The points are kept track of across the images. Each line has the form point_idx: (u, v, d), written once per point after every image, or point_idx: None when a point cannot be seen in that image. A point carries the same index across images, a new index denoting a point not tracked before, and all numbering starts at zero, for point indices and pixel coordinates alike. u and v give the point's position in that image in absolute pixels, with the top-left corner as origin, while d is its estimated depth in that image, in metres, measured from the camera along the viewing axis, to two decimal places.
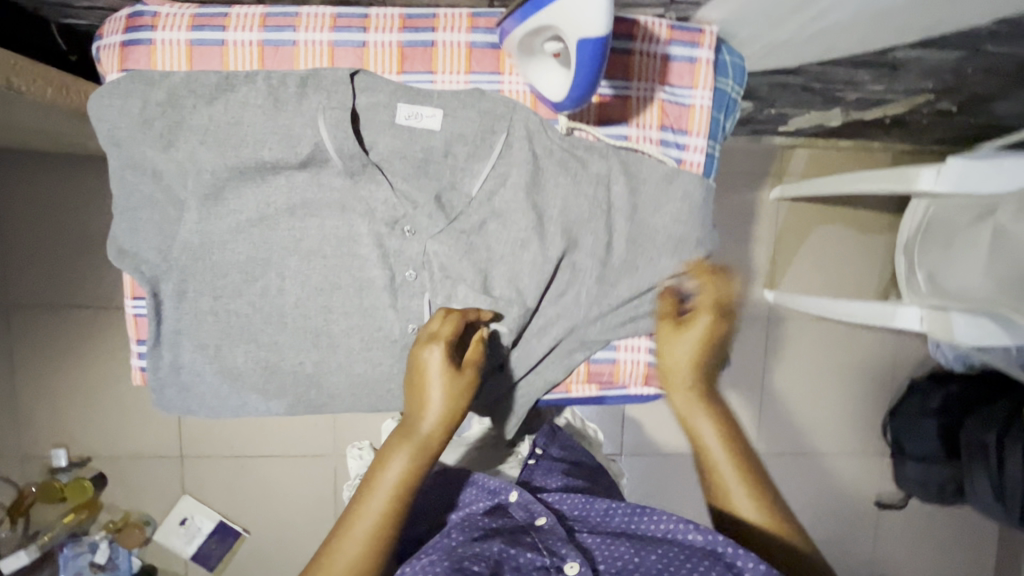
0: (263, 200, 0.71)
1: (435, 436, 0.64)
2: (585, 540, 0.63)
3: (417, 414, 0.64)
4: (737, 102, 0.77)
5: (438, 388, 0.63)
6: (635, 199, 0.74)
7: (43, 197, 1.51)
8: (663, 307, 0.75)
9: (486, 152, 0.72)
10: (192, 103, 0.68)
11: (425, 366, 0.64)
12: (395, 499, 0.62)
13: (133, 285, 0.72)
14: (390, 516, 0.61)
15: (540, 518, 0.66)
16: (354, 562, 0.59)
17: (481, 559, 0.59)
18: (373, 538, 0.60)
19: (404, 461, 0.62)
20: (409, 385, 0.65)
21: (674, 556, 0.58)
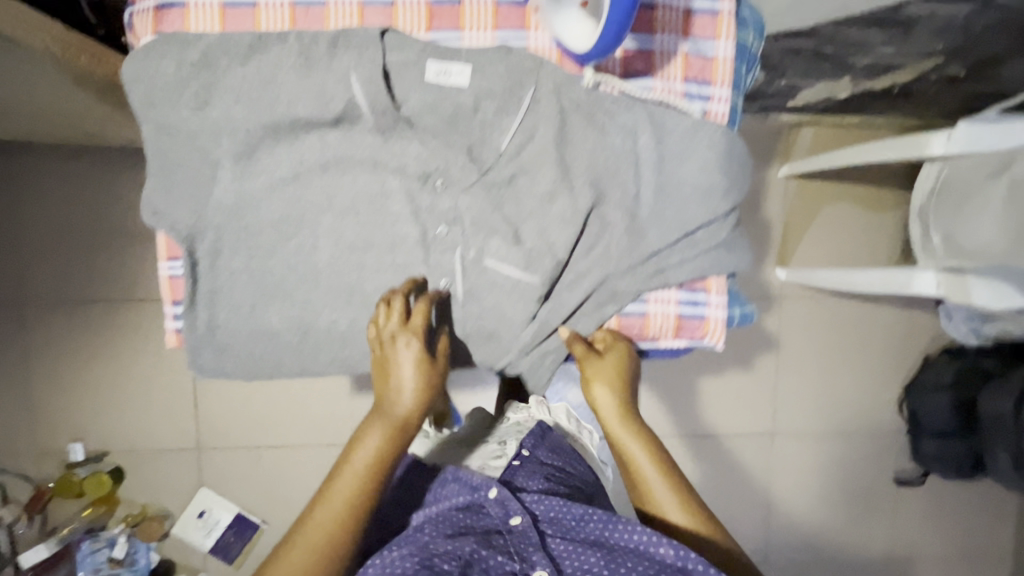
0: (297, 158, 0.72)
1: (410, 418, 0.72)
2: (553, 542, 0.70)
3: (392, 399, 0.71)
4: (756, 56, 0.79)
5: (412, 376, 0.71)
6: (662, 150, 0.75)
7: (57, 190, 1.50)
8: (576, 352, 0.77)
9: (515, 107, 0.73)
10: (226, 63, 0.69)
11: (396, 357, 0.71)
12: (370, 474, 0.69)
13: (170, 243, 0.74)
14: (366, 490, 0.67)
15: (515, 519, 0.72)
16: (332, 530, 0.65)
17: (454, 558, 0.67)
18: (350, 510, 0.66)
19: (379, 440, 0.70)
20: (383, 372, 0.72)
21: (638, 569, 0.64)
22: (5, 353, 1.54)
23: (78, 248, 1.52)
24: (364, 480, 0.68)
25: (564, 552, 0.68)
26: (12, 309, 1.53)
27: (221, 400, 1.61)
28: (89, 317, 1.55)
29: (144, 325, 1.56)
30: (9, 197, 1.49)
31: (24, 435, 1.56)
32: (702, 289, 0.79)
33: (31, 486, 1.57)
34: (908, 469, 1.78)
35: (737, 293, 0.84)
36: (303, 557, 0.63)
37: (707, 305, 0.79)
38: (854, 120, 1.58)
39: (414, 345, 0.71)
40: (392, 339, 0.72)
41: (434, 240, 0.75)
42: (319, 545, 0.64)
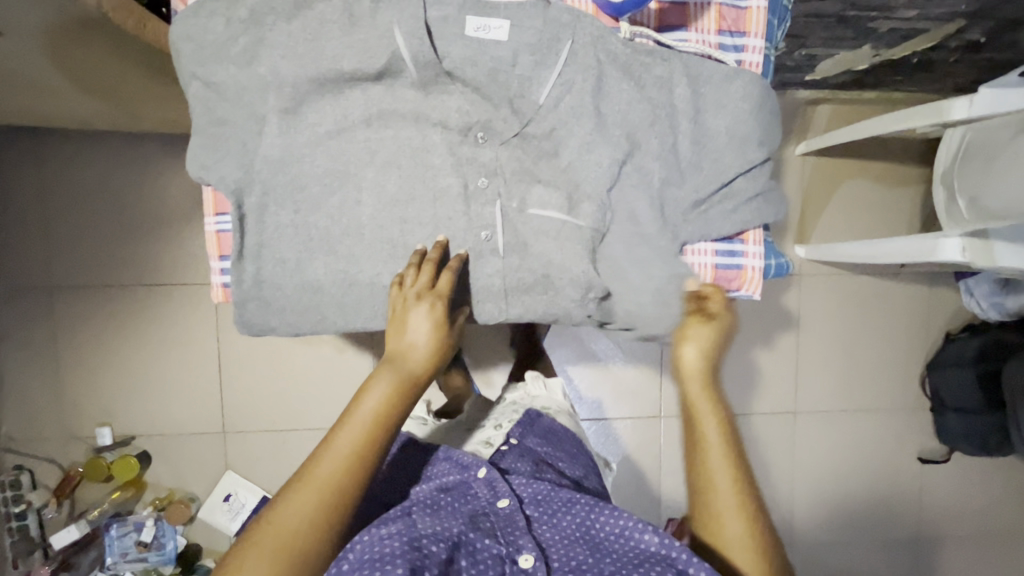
0: (341, 113, 0.74)
1: (418, 374, 0.73)
2: (539, 529, 0.71)
3: (406, 355, 0.73)
4: (787, 9, 0.80)
5: (427, 335, 0.74)
6: (698, 101, 0.76)
7: (88, 175, 1.53)
8: (689, 308, 0.79)
9: (552, 60, 0.74)
10: (272, 20, 0.71)
11: (408, 315, 0.74)
12: (374, 425, 0.70)
13: (217, 199, 0.77)
14: (370, 438, 0.69)
15: (501, 501, 0.75)
16: (337, 474, 0.67)
17: (441, 541, 0.65)
18: (354, 455, 0.68)
19: (386, 392, 0.71)
20: (398, 329, 0.74)
21: (622, 559, 0.64)
22: (35, 339, 1.56)
23: (106, 234, 1.55)
24: (369, 430, 0.69)
25: (549, 535, 0.70)
26: (43, 296, 1.56)
27: (246, 383, 1.62)
28: (118, 302, 1.57)
29: (171, 310, 1.58)
30: (40, 185, 1.53)
31: (53, 421, 1.58)
32: (740, 240, 0.83)
33: (60, 471, 1.58)
34: (932, 446, 1.78)
35: (773, 246, 0.87)
36: (309, 497, 0.65)
37: (744, 254, 0.83)
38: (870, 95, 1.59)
39: (427, 306, 0.73)
40: (407, 298, 0.74)
41: (474, 194, 0.77)
42: (323, 487, 0.66)
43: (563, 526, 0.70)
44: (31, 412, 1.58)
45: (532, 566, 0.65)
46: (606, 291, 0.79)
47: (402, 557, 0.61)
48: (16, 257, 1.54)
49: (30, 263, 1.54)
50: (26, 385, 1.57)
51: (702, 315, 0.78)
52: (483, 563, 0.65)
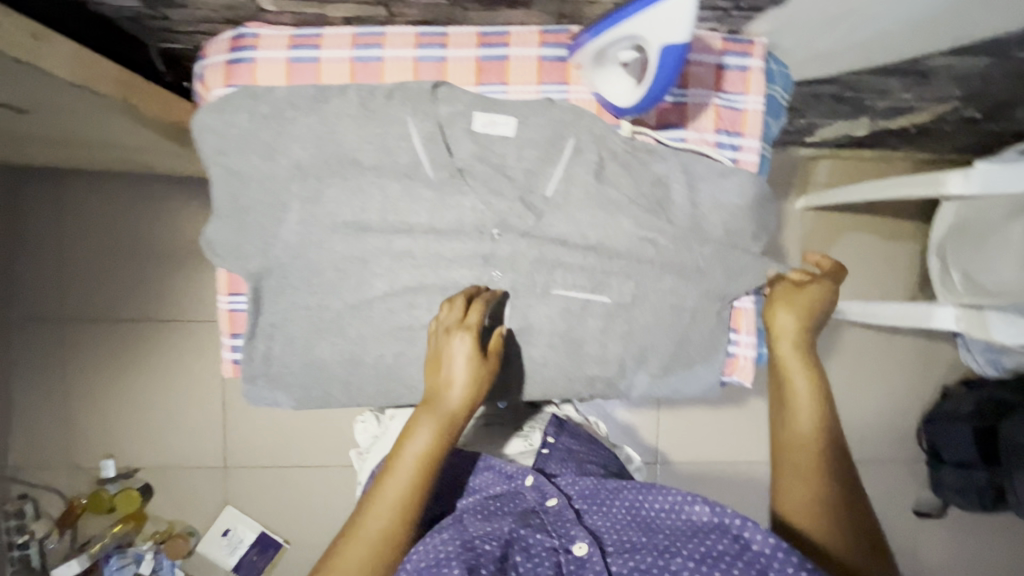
0: (355, 202, 0.77)
1: (459, 413, 0.70)
2: (589, 517, 0.67)
3: (442, 393, 0.71)
4: (783, 106, 0.83)
5: (464, 371, 0.71)
6: (694, 197, 0.79)
7: (101, 216, 1.56)
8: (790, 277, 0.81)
9: (556, 157, 0.78)
10: (292, 114, 0.75)
11: (449, 348, 0.73)
12: (420, 467, 0.67)
13: (231, 279, 0.81)
14: (417, 484, 0.66)
15: (551, 499, 0.69)
16: (389, 523, 0.64)
17: (493, 539, 0.63)
18: (403, 503, 0.65)
19: (430, 435, 0.68)
20: (435, 367, 0.73)
21: (675, 533, 0.61)
22: (46, 367, 1.59)
23: (120, 269, 1.58)
24: (415, 473, 0.66)
25: (603, 523, 0.66)
26: (52, 325, 1.58)
27: (250, 420, 1.65)
28: (127, 335, 1.60)
29: (180, 346, 1.61)
30: (59, 218, 1.56)
31: (61, 450, 1.61)
32: (733, 329, 0.84)
33: (62, 500, 1.60)
34: (928, 499, 1.77)
35: None
36: (363, 549, 0.63)
37: (737, 344, 0.84)
38: (871, 154, 1.62)
39: (468, 338, 0.73)
40: (448, 329, 0.74)
41: (478, 279, 0.80)
42: (377, 537, 0.64)
43: (613, 510, 0.66)
44: (37, 437, 1.61)
45: (586, 555, 0.62)
46: (603, 374, 0.83)
47: (456, 558, 0.59)
48: (29, 288, 1.57)
49: (43, 292, 1.57)
50: (33, 412, 1.60)
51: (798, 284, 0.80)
52: (538, 559, 0.62)
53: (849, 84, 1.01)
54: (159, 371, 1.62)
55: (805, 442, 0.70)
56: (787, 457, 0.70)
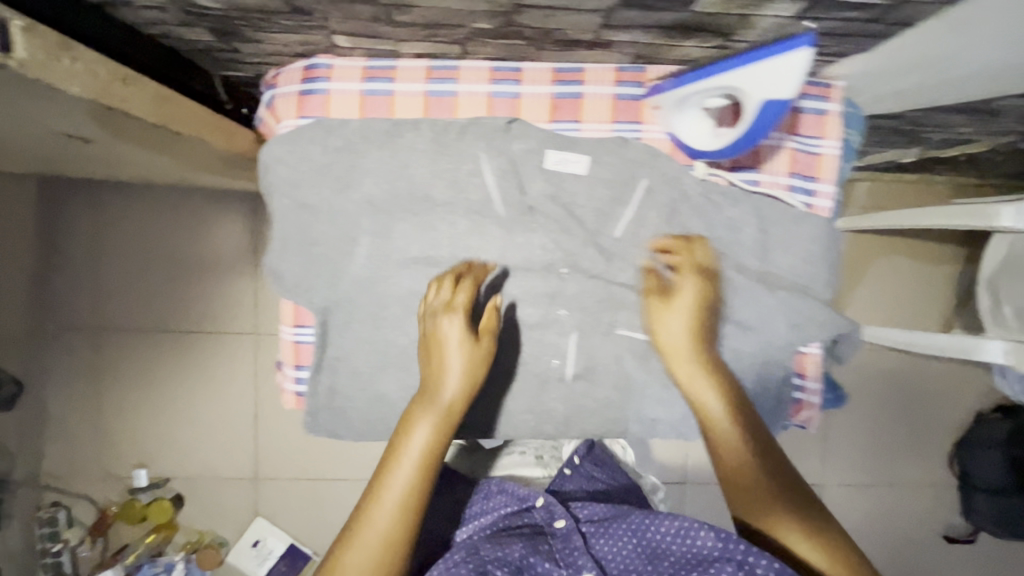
0: (424, 238, 0.76)
1: (456, 402, 0.67)
2: (596, 543, 0.65)
3: (437, 383, 0.68)
4: (855, 150, 0.82)
5: (458, 356, 0.69)
6: (766, 239, 0.78)
7: (134, 226, 1.54)
8: (647, 283, 0.77)
9: (627, 197, 0.77)
10: (365, 148, 0.74)
11: (441, 332, 0.69)
12: (420, 465, 0.63)
13: (298, 311, 0.80)
14: (421, 483, 0.62)
15: (559, 521, 0.67)
16: (393, 528, 0.59)
17: (504, 565, 0.61)
18: (406, 503, 0.60)
19: (430, 429, 0.65)
20: (429, 357, 0.70)
21: (680, 563, 0.59)
22: (80, 379, 1.58)
23: (152, 281, 1.56)
24: (417, 470, 0.62)
25: (609, 551, 0.63)
26: (88, 335, 1.57)
27: (281, 434, 1.63)
28: (161, 348, 1.59)
29: (213, 360, 1.59)
30: (94, 229, 1.53)
31: (95, 458, 1.61)
32: (798, 375, 0.82)
33: (95, 509, 1.60)
34: (958, 523, 1.75)
35: (830, 379, 0.85)
36: (365, 558, 0.58)
37: (803, 391, 0.82)
38: (913, 177, 1.58)
39: (457, 320, 0.70)
40: (436, 312, 0.71)
41: (546, 318, 0.78)
42: (380, 544, 0.59)
43: (618, 535, 0.64)
44: (72, 446, 1.60)
45: None
46: (667, 416, 0.81)
47: None
48: (63, 297, 1.55)
49: (76, 305, 1.55)
50: (67, 422, 1.59)
51: (661, 293, 0.75)
52: None
53: (912, 120, 0.99)
54: (191, 384, 1.61)
55: (737, 468, 0.64)
56: (733, 488, 0.64)
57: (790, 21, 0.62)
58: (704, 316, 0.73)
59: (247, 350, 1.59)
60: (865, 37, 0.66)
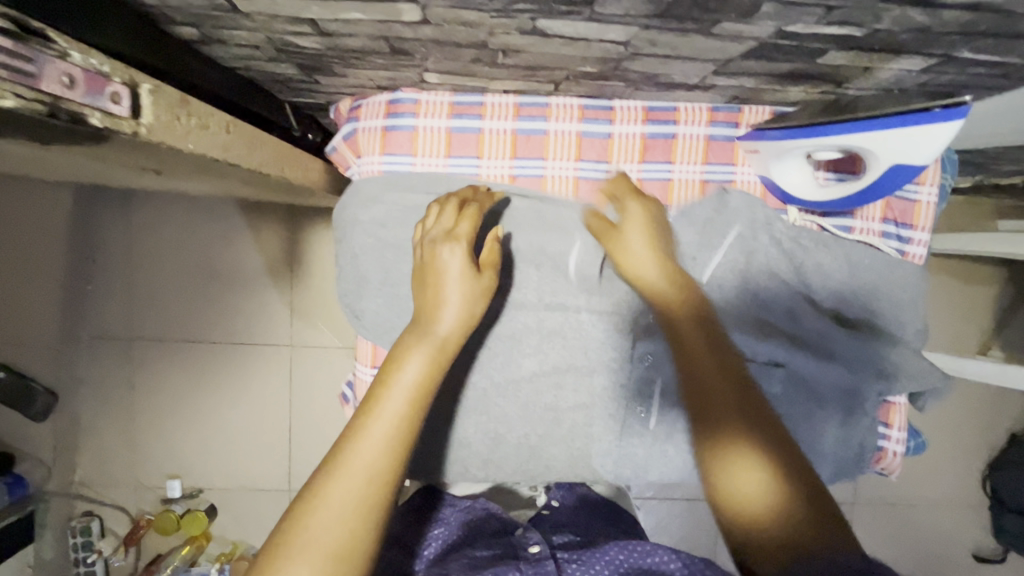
0: (511, 280, 0.74)
1: (453, 337, 0.59)
2: (568, 567, 0.60)
3: (432, 315, 0.60)
4: (947, 192, 0.81)
5: (457, 286, 0.61)
6: (858, 285, 0.76)
7: (165, 230, 1.46)
8: (594, 224, 0.72)
9: (718, 242, 0.74)
10: (452, 187, 0.72)
11: (438, 260, 0.63)
12: (413, 397, 0.54)
13: (376, 353, 0.77)
14: (412, 413, 0.53)
15: (533, 547, 0.65)
16: (381, 461, 0.50)
17: None
18: (398, 436, 0.52)
19: (425, 360, 0.56)
20: (422, 285, 0.63)
21: None
22: (114, 389, 1.50)
23: (186, 289, 1.48)
24: (410, 401, 0.53)
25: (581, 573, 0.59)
26: (117, 342, 1.49)
27: (317, 444, 1.52)
28: (198, 357, 1.50)
29: (245, 371, 1.50)
30: (130, 236, 1.46)
31: (124, 467, 1.52)
32: (884, 424, 0.81)
33: (127, 519, 1.51)
34: (988, 544, 1.48)
35: (910, 425, 0.85)
36: (350, 492, 0.48)
37: (886, 438, 0.82)
38: (959, 198, 1.50)
39: (459, 250, 0.63)
40: (435, 240, 0.65)
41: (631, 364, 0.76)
42: (365, 477, 0.49)
43: (594, 562, 0.60)
44: (101, 456, 1.51)
45: None
46: None
47: None
48: (90, 303, 1.47)
49: (109, 313, 1.48)
50: (96, 431, 1.51)
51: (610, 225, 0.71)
52: None
53: (989, 155, 0.96)
54: (219, 393, 1.51)
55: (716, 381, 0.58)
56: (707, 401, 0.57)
57: (913, 74, 0.60)
58: (660, 232, 0.70)
59: (281, 361, 1.49)
60: (985, 89, 0.64)
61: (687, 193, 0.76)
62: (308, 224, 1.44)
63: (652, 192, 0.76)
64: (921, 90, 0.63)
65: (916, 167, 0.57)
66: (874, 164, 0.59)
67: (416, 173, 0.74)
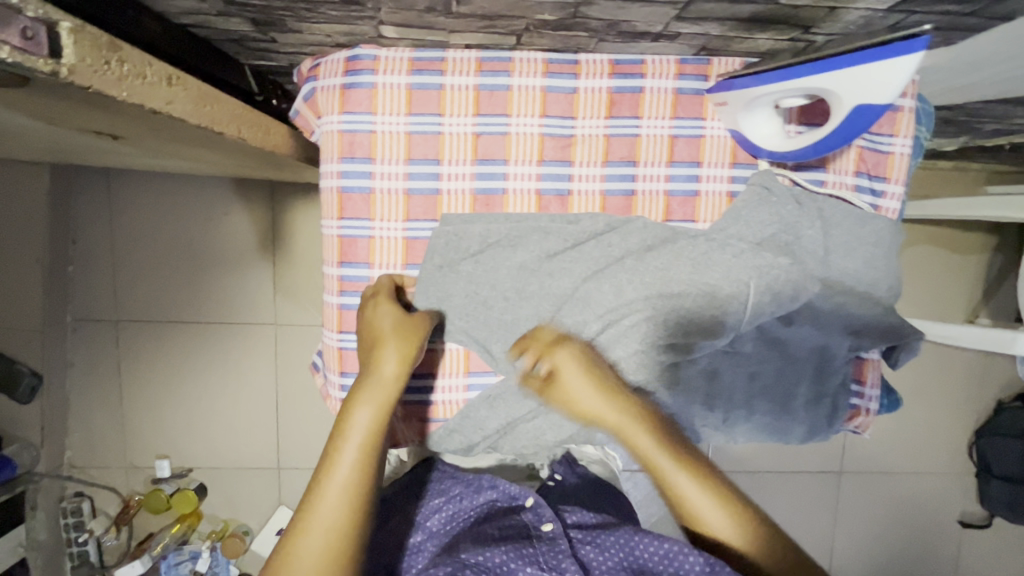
0: (486, 233, 0.72)
1: (397, 381, 0.63)
2: (582, 548, 0.63)
3: (374, 366, 0.63)
4: (923, 146, 0.79)
5: (390, 337, 0.65)
6: (830, 243, 0.73)
7: (143, 208, 1.40)
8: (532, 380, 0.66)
9: (773, 199, 0.72)
10: None
11: (369, 325, 0.67)
12: (365, 445, 0.59)
13: (342, 317, 0.75)
14: (366, 460, 0.58)
15: (546, 524, 0.65)
16: (339, 511, 0.55)
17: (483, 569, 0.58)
18: (353, 490, 0.56)
19: (373, 407, 0.61)
20: (364, 348, 0.67)
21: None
22: (104, 371, 1.46)
23: (168, 269, 1.42)
24: (362, 450, 0.58)
25: (597, 557, 0.61)
26: (101, 325, 1.44)
27: (302, 422, 1.50)
28: (185, 339, 1.45)
29: (232, 349, 1.45)
30: (112, 212, 1.40)
31: (113, 448, 1.49)
32: (857, 381, 0.81)
33: (120, 500, 1.48)
34: (975, 509, 1.49)
35: (884, 383, 0.85)
36: (313, 548, 0.53)
37: (859, 396, 0.81)
38: (946, 164, 1.46)
39: (385, 308, 0.67)
40: (366, 311, 0.69)
41: None
42: (325, 536, 0.54)
43: (606, 547, 0.62)
44: (92, 435, 1.48)
45: None
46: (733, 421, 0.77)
47: None
48: (70, 284, 1.42)
49: (96, 295, 1.43)
50: (87, 412, 1.47)
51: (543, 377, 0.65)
52: None
53: (968, 110, 0.94)
54: (203, 374, 1.47)
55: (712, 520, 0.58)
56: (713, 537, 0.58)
57: (880, 14, 0.58)
58: (602, 368, 0.65)
59: (267, 340, 1.45)
60: (954, 30, 0.63)
61: (656, 149, 0.74)
62: (286, 199, 1.40)
63: (620, 147, 0.74)
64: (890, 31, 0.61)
65: (879, 108, 0.56)
66: (839, 107, 0.57)
67: (375, 132, 0.72)
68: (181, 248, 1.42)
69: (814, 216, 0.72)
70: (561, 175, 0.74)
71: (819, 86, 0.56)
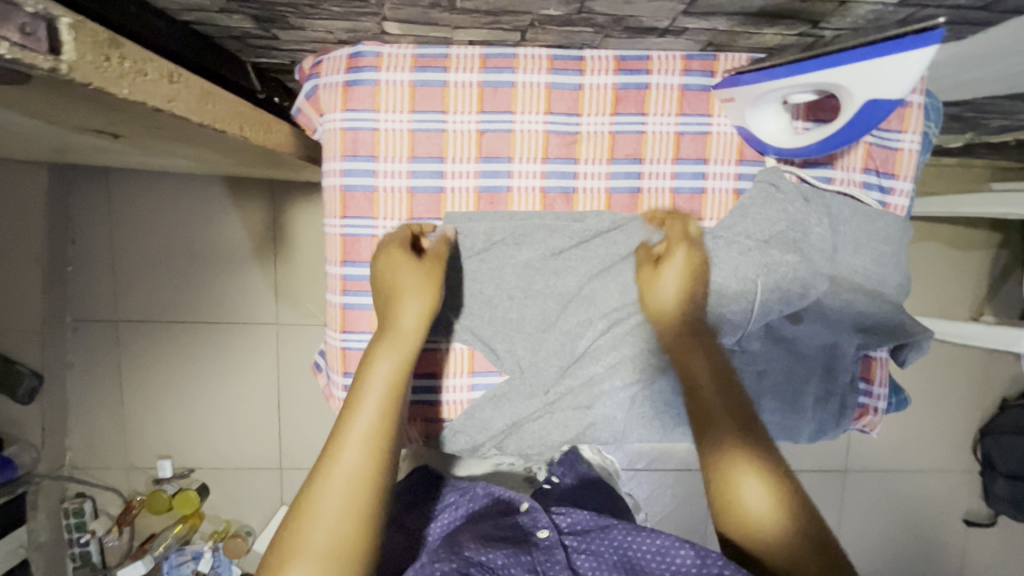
0: (490, 231, 0.71)
1: (417, 333, 0.62)
2: (576, 558, 0.60)
3: (394, 317, 0.62)
4: (932, 142, 0.78)
5: (410, 287, 0.63)
6: (838, 241, 0.73)
7: (143, 207, 1.39)
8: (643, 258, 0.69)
9: (781, 196, 0.71)
10: None
11: (385, 274, 0.65)
12: (388, 393, 0.57)
13: (345, 317, 0.74)
14: (390, 407, 0.57)
15: (542, 531, 0.63)
16: (365, 458, 0.53)
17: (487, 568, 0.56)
18: (378, 436, 0.55)
19: (393, 357, 0.60)
20: (381, 297, 0.65)
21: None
22: (104, 372, 1.45)
23: (169, 267, 1.42)
24: (385, 398, 0.57)
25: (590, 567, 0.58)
26: (101, 324, 1.43)
27: (303, 421, 1.49)
28: (186, 339, 1.44)
29: (233, 349, 1.45)
30: (112, 212, 1.39)
31: (113, 449, 1.48)
32: (866, 380, 0.80)
33: (121, 500, 1.48)
34: (979, 507, 1.48)
35: (892, 381, 0.84)
36: (339, 493, 0.51)
37: (868, 394, 0.81)
38: (950, 161, 1.46)
39: (403, 257, 0.65)
40: (380, 260, 0.66)
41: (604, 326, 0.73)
42: (351, 482, 0.52)
43: (600, 552, 0.59)
44: (92, 435, 1.47)
45: None
46: None
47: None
48: (70, 284, 1.41)
49: (96, 295, 1.42)
50: (87, 413, 1.47)
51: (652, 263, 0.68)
52: None
53: (975, 106, 0.93)
54: (204, 375, 1.46)
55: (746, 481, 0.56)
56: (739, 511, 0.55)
57: (891, 8, 0.57)
58: (700, 279, 0.67)
59: (267, 340, 1.45)
60: (964, 24, 0.62)
61: (662, 146, 0.73)
62: (286, 198, 1.39)
63: (626, 145, 0.73)
64: (900, 26, 0.60)
65: (892, 103, 0.55)
66: (851, 102, 0.56)
67: (378, 130, 0.71)
68: (181, 247, 1.41)
69: (823, 214, 0.71)
70: (566, 173, 0.73)
71: (830, 79, 0.55)
